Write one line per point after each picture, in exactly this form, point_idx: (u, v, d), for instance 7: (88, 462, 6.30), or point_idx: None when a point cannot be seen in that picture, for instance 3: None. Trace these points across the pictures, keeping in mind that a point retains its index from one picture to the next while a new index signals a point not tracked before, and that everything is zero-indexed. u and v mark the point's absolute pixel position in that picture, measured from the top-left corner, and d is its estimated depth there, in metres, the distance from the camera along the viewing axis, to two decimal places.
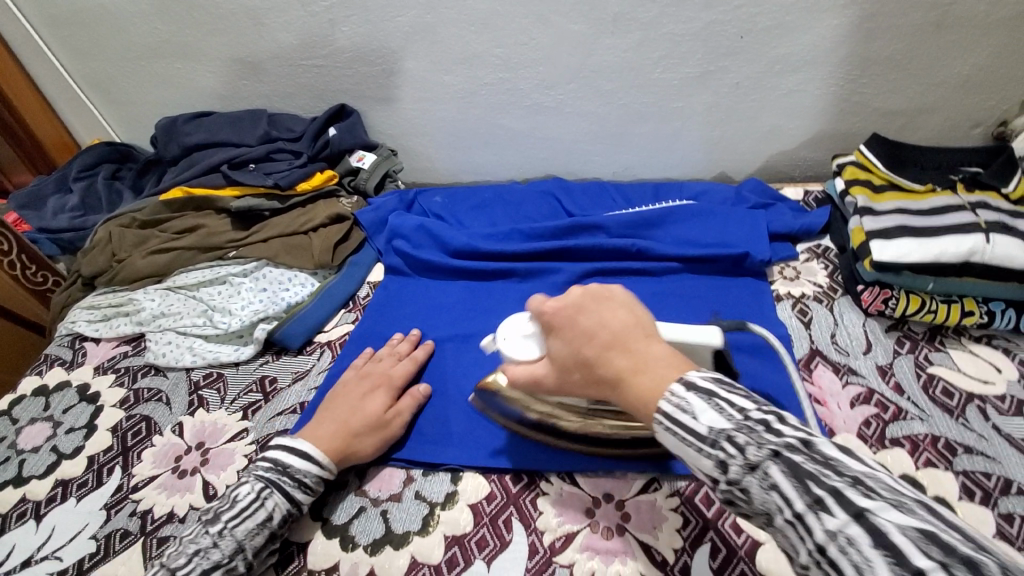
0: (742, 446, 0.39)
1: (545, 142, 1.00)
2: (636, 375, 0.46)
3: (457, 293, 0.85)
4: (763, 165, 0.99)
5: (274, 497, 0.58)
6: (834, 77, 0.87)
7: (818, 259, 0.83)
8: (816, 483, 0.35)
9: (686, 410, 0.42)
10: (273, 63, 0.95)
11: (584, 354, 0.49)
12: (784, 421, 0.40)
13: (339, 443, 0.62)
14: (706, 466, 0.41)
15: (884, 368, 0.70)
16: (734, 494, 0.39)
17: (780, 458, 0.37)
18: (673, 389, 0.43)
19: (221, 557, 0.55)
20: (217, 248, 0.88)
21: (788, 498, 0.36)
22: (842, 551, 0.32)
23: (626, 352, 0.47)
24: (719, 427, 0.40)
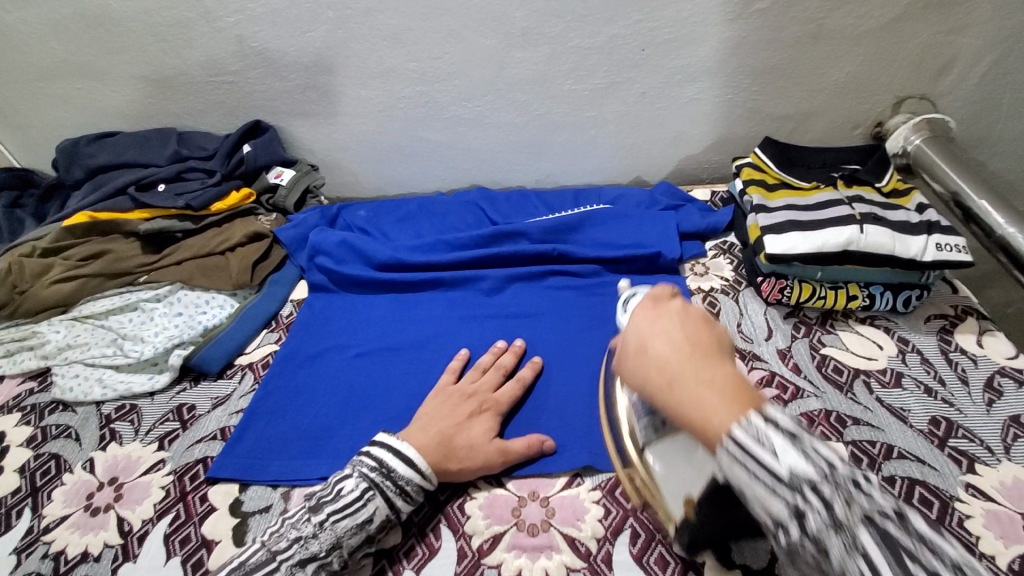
0: (824, 502, 0.34)
1: (467, 153, 1.02)
2: (708, 392, 0.41)
3: (384, 307, 0.85)
4: (675, 169, 1.05)
5: (376, 499, 0.57)
6: (730, 85, 0.94)
7: (724, 255, 0.88)
8: (913, 561, 0.32)
9: (766, 444, 0.37)
10: (181, 81, 0.92)
11: (659, 358, 0.46)
12: (868, 483, 0.36)
13: (440, 455, 0.61)
14: (775, 510, 0.36)
15: (784, 352, 0.76)
16: (798, 551, 0.35)
17: (872, 524, 0.33)
18: (751, 417, 0.38)
19: (319, 550, 0.54)
20: (127, 274, 0.84)
21: (878, 569, 0.32)
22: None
23: (700, 372, 0.43)
24: (804, 472, 0.35)
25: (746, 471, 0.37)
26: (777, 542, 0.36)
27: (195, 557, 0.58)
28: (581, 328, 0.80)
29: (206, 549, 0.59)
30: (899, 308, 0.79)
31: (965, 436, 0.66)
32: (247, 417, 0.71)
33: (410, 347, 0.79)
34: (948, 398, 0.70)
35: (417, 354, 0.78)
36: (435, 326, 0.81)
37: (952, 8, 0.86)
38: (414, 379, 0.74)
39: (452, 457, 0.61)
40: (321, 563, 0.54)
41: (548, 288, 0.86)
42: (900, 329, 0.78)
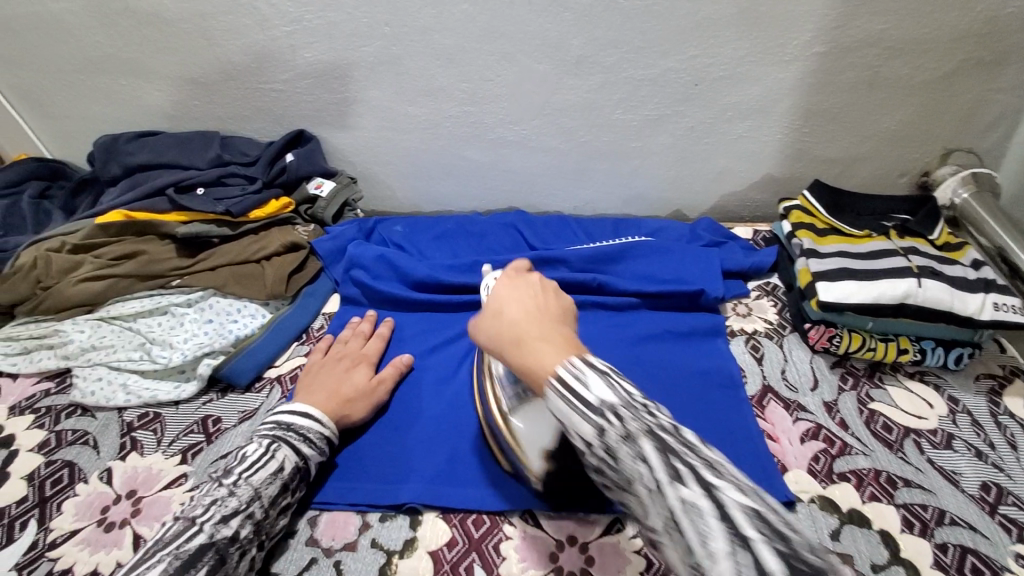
0: (623, 417, 0.39)
1: (508, 175, 1.01)
2: (538, 347, 0.45)
3: (416, 326, 0.83)
4: (715, 205, 1.04)
5: (283, 449, 0.59)
6: (779, 125, 0.93)
7: (767, 297, 0.86)
8: (678, 458, 0.37)
9: (581, 380, 0.42)
10: (227, 84, 0.92)
11: (496, 323, 0.50)
12: (637, 405, 0.40)
13: (336, 404, 0.66)
14: (586, 432, 0.40)
15: (830, 404, 0.73)
16: (603, 462, 0.40)
17: (652, 435, 0.38)
18: (563, 375, 0.42)
19: (239, 504, 0.54)
20: (159, 277, 0.82)
21: (652, 469, 0.37)
22: (691, 518, 0.34)
23: (538, 332, 0.47)
24: (608, 399, 0.40)
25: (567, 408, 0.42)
26: (590, 462, 0.41)
27: None
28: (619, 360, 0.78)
29: None
30: (950, 365, 0.76)
31: (1016, 503, 0.63)
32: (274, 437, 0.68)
33: (441, 370, 0.76)
34: (1000, 463, 0.67)
35: (447, 379, 0.75)
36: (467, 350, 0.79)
37: (1010, 66, 0.85)
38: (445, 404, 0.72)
39: (346, 404, 0.67)
40: (244, 515, 0.54)
41: (586, 317, 0.84)
42: (950, 387, 0.75)
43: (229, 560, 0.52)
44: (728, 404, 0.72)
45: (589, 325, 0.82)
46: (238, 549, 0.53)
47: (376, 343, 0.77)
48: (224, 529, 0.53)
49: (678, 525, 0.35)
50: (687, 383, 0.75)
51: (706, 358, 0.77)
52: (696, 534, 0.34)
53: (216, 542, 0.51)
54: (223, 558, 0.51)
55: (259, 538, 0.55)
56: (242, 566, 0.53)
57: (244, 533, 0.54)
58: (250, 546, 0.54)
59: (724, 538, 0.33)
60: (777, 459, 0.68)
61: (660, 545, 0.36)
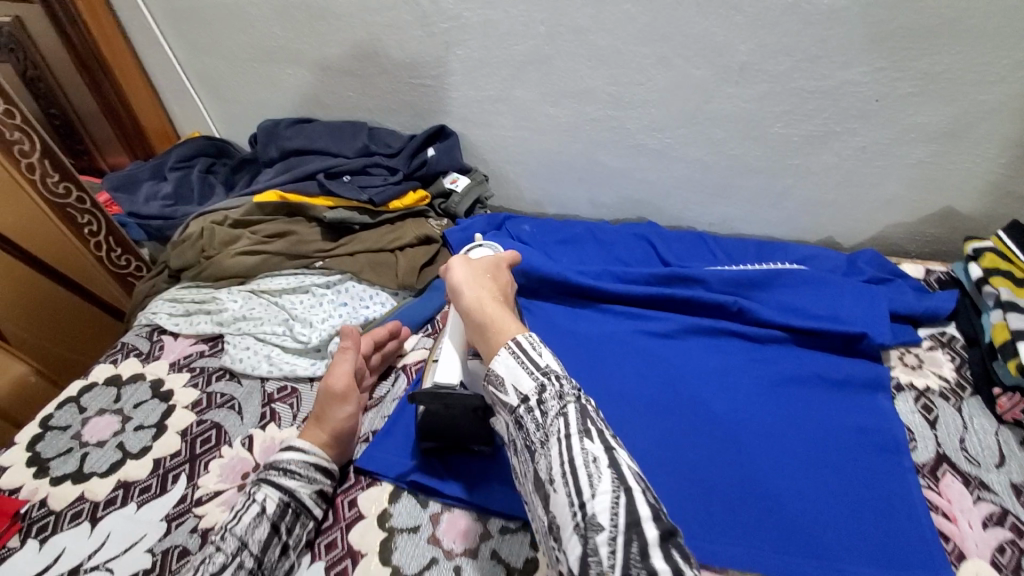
0: (559, 382, 0.49)
1: (643, 185, 0.96)
2: (500, 310, 0.58)
3: (539, 327, 0.80)
4: (877, 236, 0.93)
5: (261, 491, 0.58)
6: (975, 153, 0.80)
7: (943, 349, 0.75)
8: (591, 424, 0.47)
9: (528, 352, 0.51)
10: (380, 76, 0.95)
11: (473, 274, 0.63)
12: (569, 379, 0.50)
13: (326, 433, 0.64)
14: (525, 386, 0.50)
15: (1021, 487, 0.61)
16: (529, 415, 0.49)
17: (566, 399, 0.48)
18: (513, 340, 0.53)
19: (226, 557, 0.53)
20: (305, 257, 0.87)
21: (555, 408, 0.48)
22: (587, 464, 0.44)
23: (500, 300, 0.61)
24: (545, 372, 0.49)
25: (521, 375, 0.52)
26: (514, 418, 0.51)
27: (340, 566, 0.58)
28: (754, 398, 0.71)
29: (351, 560, 0.59)
30: None
31: None
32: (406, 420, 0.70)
33: None
34: None
35: None
36: (590, 362, 0.76)
37: None
38: None
39: (337, 428, 0.65)
40: (233, 567, 0.53)
41: (722, 347, 0.76)
42: None
43: None
44: (890, 471, 0.63)
45: (724, 357, 0.75)
46: None
47: (352, 353, 0.70)
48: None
49: (575, 470, 0.44)
50: (840, 437, 0.66)
51: (864, 412, 0.68)
52: (589, 477, 0.44)
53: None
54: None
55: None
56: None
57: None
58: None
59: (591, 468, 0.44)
60: (952, 541, 0.58)
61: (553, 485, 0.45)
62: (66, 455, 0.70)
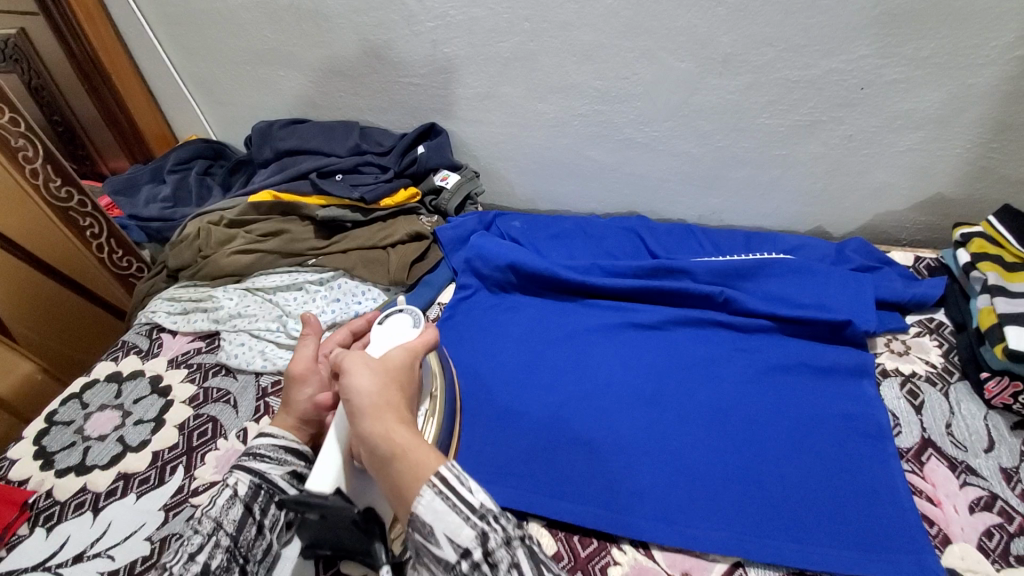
0: (501, 523, 0.41)
1: (632, 178, 0.96)
2: (412, 433, 0.47)
3: (527, 321, 0.82)
4: (867, 224, 0.92)
5: (234, 474, 0.59)
6: (962, 139, 0.80)
7: (930, 335, 0.75)
8: (543, 564, 0.41)
9: (463, 482, 0.42)
10: (371, 76, 0.96)
11: (377, 380, 0.50)
12: (507, 512, 0.43)
13: (293, 419, 0.65)
14: (464, 537, 0.40)
15: (1009, 472, 0.61)
16: (476, 574, 0.40)
17: (519, 543, 0.41)
18: (432, 479, 0.42)
19: (200, 538, 0.55)
20: (298, 255, 0.89)
21: (506, 566, 0.40)
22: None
23: (405, 418, 0.48)
24: (487, 505, 0.42)
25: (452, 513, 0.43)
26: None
27: None
28: (739, 387, 0.71)
29: None
30: None
31: None
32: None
33: (548, 373, 0.75)
34: None
35: (552, 385, 0.73)
36: (575, 356, 0.76)
37: None
38: (550, 412, 0.70)
39: (303, 415, 0.65)
40: (210, 546, 0.54)
41: (709, 336, 0.77)
42: None
43: None
44: (871, 457, 0.63)
45: (709, 346, 0.76)
46: None
47: (313, 340, 0.70)
48: (194, 564, 0.53)
49: None
50: (825, 423, 0.67)
51: (849, 398, 0.69)
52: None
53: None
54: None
55: (239, 562, 0.55)
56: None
57: (217, 562, 0.54)
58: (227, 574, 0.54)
59: None
60: (937, 525, 0.58)
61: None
62: (69, 449, 0.73)
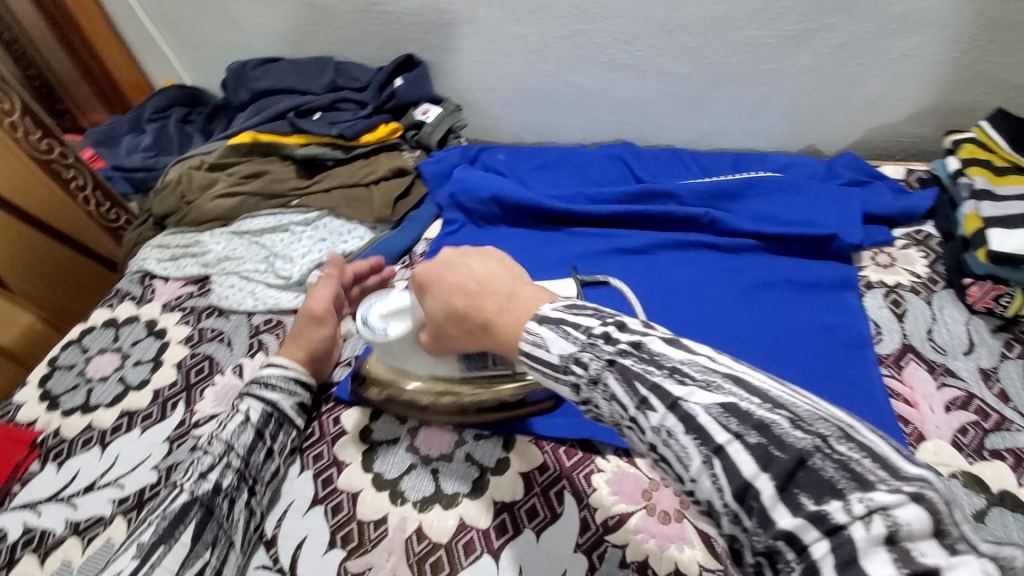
0: (593, 354, 0.38)
1: (617, 104, 0.94)
2: (509, 305, 0.44)
3: (512, 253, 0.82)
4: (860, 140, 0.90)
5: (247, 401, 0.62)
6: (958, 41, 0.76)
7: (918, 247, 0.74)
8: (639, 382, 0.35)
9: (540, 345, 0.40)
10: (341, 8, 0.93)
11: (455, 290, 0.47)
12: (608, 332, 0.38)
13: (303, 347, 0.68)
14: (567, 390, 0.40)
15: (987, 372, 0.62)
16: (593, 406, 0.39)
17: (613, 367, 0.37)
18: (529, 324, 0.41)
19: (212, 459, 0.57)
20: (282, 196, 0.88)
21: (622, 404, 0.36)
22: (665, 445, 0.34)
23: (518, 276, 0.46)
24: (567, 353, 0.39)
25: (673, 338, 0.37)
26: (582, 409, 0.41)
27: (326, 473, 0.63)
28: (723, 304, 0.72)
29: (337, 468, 0.63)
30: None
31: None
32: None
33: None
34: None
35: None
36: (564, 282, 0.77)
37: None
38: None
39: (313, 347, 0.68)
40: (220, 467, 0.57)
41: (694, 257, 0.77)
42: None
43: (217, 510, 0.55)
44: (853, 364, 0.64)
45: (696, 267, 0.76)
46: (224, 498, 0.56)
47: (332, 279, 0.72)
48: (205, 483, 0.55)
49: (661, 452, 0.34)
50: (809, 336, 0.67)
51: (832, 309, 0.69)
52: (677, 457, 0.33)
53: (198, 497, 0.54)
54: (210, 509, 0.54)
55: (248, 483, 0.58)
56: (236, 512, 0.56)
57: (227, 482, 0.56)
58: (237, 493, 0.57)
59: (694, 451, 0.32)
60: (912, 425, 0.60)
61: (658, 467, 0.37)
62: (74, 391, 0.75)
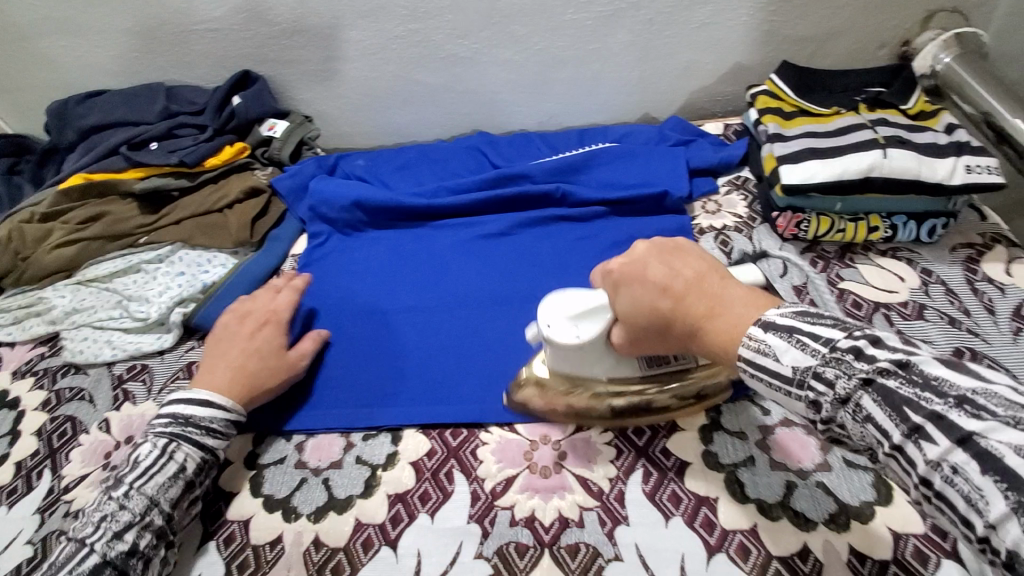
0: (843, 374, 0.38)
1: (465, 96, 0.97)
2: (723, 308, 0.45)
3: (381, 255, 0.83)
4: (685, 103, 1.00)
5: (181, 449, 0.58)
6: (743, 7, 0.87)
7: (738, 191, 0.84)
8: (904, 407, 0.35)
9: (769, 354, 0.41)
10: (163, 31, 0.88)
11: (655, 280, 0.48)
12: (857, 351, 0.38)
13: (239, 386, 0.63)
14: (800, 407, 0.41)
15: (799, 288, 0.72)
16: (833, 429, 0.40)
17: (872, 387, 0.37)
18: (752, 332, 0.42)
19: (132, 516, 0.54)
20: (127, 235, 0.84)
21: (884, 430, 0.36)
22: (947, 481, 0.33)
23: (725, 276, 0.47)
24: (804, 365, 0.40)
25: (947, 360, 0.37)
26: (816, 430, 0.41)
27: (215, 508, 0.61)
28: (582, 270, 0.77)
29: (225, 501, 0.61)
30: (923, 238, 0.74)
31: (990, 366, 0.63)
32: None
33: (413, 296, 0.78)
34: (973, 327, 0.66)
35: (414, 305, 0.77)
36: (437, 274, 0.80)
37: None
38: (417, 331, 0.74)
39: (255, 386, 0.64)
40: (140, 526, 0.54)
41: (553, 231, 0.82)
42: (924, 260, 0.74)
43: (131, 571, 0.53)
44: None
45: (555, 241, 0.81)
46: (140, 559, 0.53)
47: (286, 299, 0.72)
48: (120, 544, 0.53)
49: (938, 488, 0.34)
50: None
51: None
52: (965, 498, 0.32)
53: (111, 559, 0.52)
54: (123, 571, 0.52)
55: (167, 539, 0.56)
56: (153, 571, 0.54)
57: (145, 542, 0.54)
58: (155, 551, 0.55)
59: (993, 490, 0.31)
60: None
61: (925, 505, 0.36)
62: None
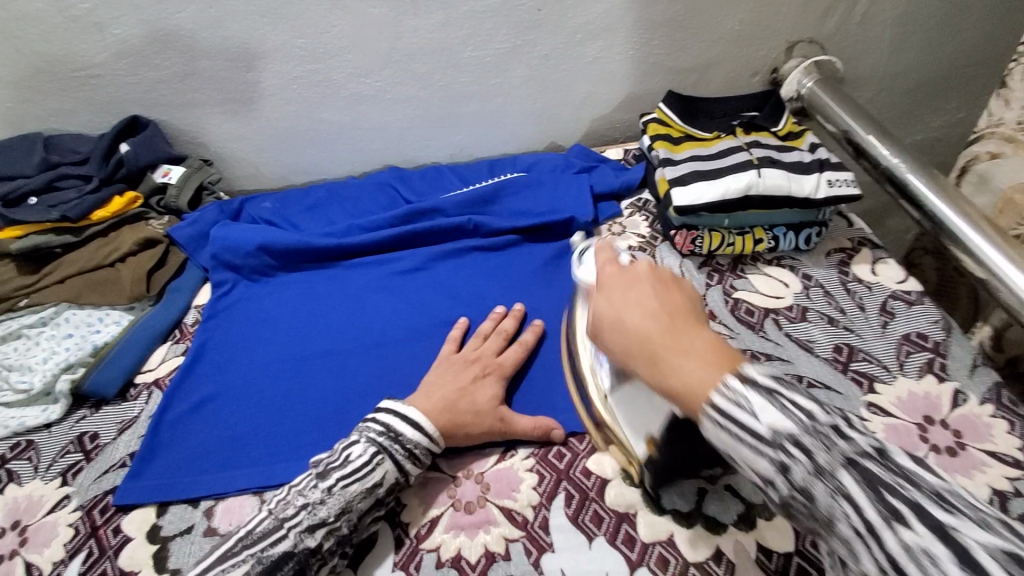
0: None
1: (374, 133, 0.97)
2: (691, 357, 0.43)
3: (293, 300, 0.81)
4: (587, 132, 1.05)
5: (385, 464, 0.57)
6: (629, 42, 0.93)
7: (640, 213, 0.90)
8: (792, 410, 0.41)
9: (741, 404, 0.40)
10: (36, 78, 0.83)
11: (635, 327, 0.48)
12: None
13: (448, 419, 0.61)
14: None
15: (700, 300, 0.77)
16: None
17: (762, 386, 0.43)
18: (724, 380, 0.41)
19: (328, 515, 0.54)
20: (6, 299, 0.77)
21: (762, 417, 0.42)
22: (806, 464, 0.39)
23: (695, 323, 0.47)
24: (712, 356, 0.45)
25: (823, 387, 0.43)
26: None
27: None
28: (498, 300, 0.79)
29: None
30: (801, 246, 0.82)
31: (865, 358, 0.70)
32: (201, 401, 0.70)
33: (328, 339, 0.76)
34: (849, 325, 0.73)
35: (329, 349, 0.75)
36: (352, 315, 0.79)
37: None
38: (334, 375, 0.72)
39: (456, 419, 0.61)
40: (330, 528, 0.54)
41: (468, 262, 0.84)
42: (804, 266, 0.81)
43: (310, 571, 0.52)
44: None
45: (471, 273, 0.82)
46: (319, 559, 0.53)
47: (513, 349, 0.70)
48: (309, 540, 0.53)
49: None
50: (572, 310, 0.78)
51: None
52: (815, 477, 0.38)
53: (296, 554, 0.52)
54: (304, 569, 0.52)
55: (343, 547, 0.55)
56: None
57: (327, 545, 0.54)
58: (331, 556, 0.54)
59: (836, 475, 0.37)
60: None
61: (779, 491, 0.41)
62: None
